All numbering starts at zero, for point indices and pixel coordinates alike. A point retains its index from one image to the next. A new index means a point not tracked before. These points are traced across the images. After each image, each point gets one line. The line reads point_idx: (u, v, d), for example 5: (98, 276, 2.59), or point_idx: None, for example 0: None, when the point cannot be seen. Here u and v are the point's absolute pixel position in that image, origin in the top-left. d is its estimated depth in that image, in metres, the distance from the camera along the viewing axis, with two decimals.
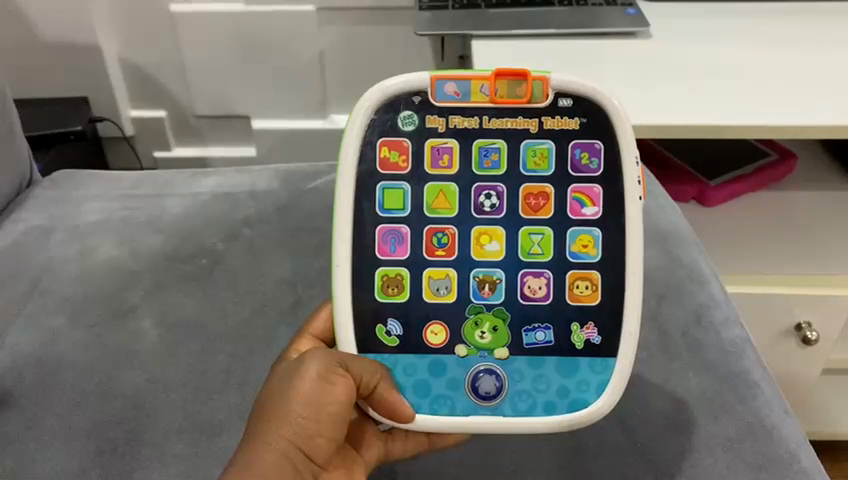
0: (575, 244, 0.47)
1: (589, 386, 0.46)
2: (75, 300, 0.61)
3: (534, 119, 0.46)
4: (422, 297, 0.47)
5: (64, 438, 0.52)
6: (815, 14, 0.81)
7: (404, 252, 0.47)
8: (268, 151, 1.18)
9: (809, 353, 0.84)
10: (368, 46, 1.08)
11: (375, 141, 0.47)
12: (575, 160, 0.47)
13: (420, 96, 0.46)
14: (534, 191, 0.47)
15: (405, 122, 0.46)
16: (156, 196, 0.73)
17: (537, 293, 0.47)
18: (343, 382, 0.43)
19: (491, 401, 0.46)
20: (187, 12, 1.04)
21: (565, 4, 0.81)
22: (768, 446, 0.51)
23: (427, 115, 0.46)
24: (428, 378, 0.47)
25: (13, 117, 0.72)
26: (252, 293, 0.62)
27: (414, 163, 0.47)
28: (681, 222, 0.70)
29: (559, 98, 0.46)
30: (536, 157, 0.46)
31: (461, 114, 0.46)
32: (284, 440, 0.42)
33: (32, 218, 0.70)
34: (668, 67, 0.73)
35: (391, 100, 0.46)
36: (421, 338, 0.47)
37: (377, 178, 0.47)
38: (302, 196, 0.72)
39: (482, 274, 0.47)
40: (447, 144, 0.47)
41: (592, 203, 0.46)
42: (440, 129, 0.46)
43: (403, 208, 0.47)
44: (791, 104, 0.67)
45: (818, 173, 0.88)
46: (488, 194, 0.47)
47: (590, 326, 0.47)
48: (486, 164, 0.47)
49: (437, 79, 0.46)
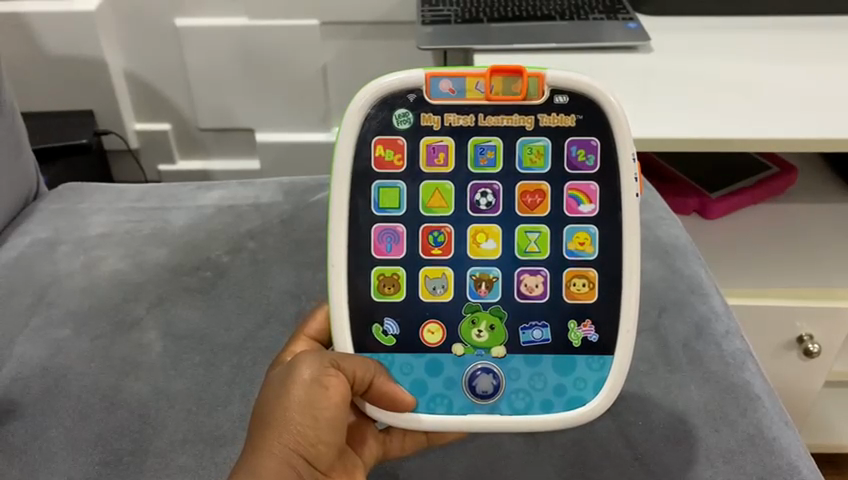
0: (571, 241, 0.47)
1: (585, 384, 0.47)
2: (81, 312, 0.62)
3: (529, 116, 0.46)
4: (418, 296, 0.48)
5: (70, 449, 0.52)
6: (811, 28, 0.82)
7: (400, 251, 0.48)
8: (272, 163, 1.19)
9: (811, 367, 0.84)
10: (371, 60, 1.09)
11: (371, 139, 0.47)
12: (571, 156, 0.47)
13: (415, 93, 0.46)
14: (530, 188, 0.47)
15: (400, 121, 0.46)
16: (160, 209, 0.73)
17: (533, 291, 0.48)
18: (337, 382, 0.44)
19: (487, 400, 0.47)
20: (192, 27, 1.05)
21: (565, 18, 0.82)
22: (769, 458, 0.52)
23: (422, 113, 0.46)
24: (424, 378, 0.47)
25: (20, 130, 0.73)
26: (257, 305, 0.63)
27: (409, 162, 0.47)
28: (683, 236, 0.71)
29: (555, 95, 0.46)
30: (532, 154, 0.46)
31: (456, 112, 0.46)
32: (287, 447, 0.42)
33: (39, 231, 0.71)
34: (667, 81, 0.73)
35: (390, 96, 0.46)
36: (418, 338, 0.48)
37: (373, 177, 0.47)
38: (305, 210, 0.72)
39: (478, 273, 0.47)
40: (442, 142, 0.47)
41: (588, 201, 0.47)
42: (434, 127, 0.46)
43: (398, 207, 0.47)
44: (791, 116, 0.68)
45: (817, 186, 0.89)
46: (484, 192, 0.47)
47: (587, 324, 0.48)
48: (482, 162, 0.47)
49: (432, 76, 0.45)
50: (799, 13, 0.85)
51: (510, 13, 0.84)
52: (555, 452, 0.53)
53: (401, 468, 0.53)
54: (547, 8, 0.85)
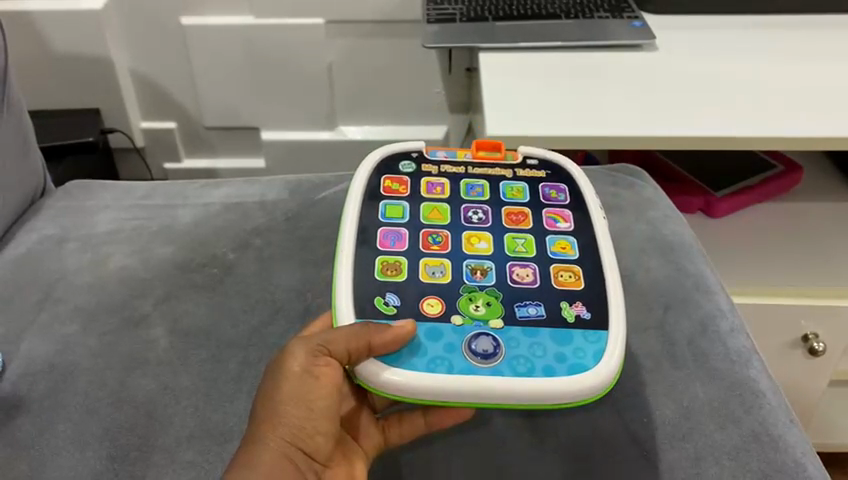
0: (554, 246, 0.54)
1: (585, 353, 0.46)
2: (89, 308, 0.62)
3: (508, 169, 0.61)
4: (419, 278, 0.50)
5: (77, 444, 0.52)
6: (816, 27, 0.82)
7: (402, 246, 0.53)
8: (277, 162, 1.19)
9: (816, 365, 0.84)
10: (376, 59, 1.10)
11: (381, 178, 0.59)
12: (545, 194, 0.59)
13: (416, 152, 0.62)
14: (514, 211, 0.57)
15: (406, 167, 0.60)
16: (167, 207, 0.74)
17: (525, 278, 0.51)
18: (326, 370, 0.45)
19: (488, 362, 0.45)
20: (198, 26, 1.06)
21: (571, 17, 0.82)
22: (775, 454, 0.51)
23: (423, 164, 0.61)
24: (424, 342, 0.46)
25: (26, 128, 0.74)
26: (263, 301, 0.63)
27: (411, 190, 0.58)
28: (688, 234, 0.70)
29: (527, 160, 0.62)
30: (513, 191, 0.59)
31: (449, 164, 0.61)
32: (282, 440, 0.43)
33: (46, 228, 0.71)
34: (669, 78, 0.74)
35: (400, 154, 0.62)
36: (418, 309, 0.48)
37: (381, 199, 0.57)
38: (311, 207, 0.73)
39: (474, 264, 0.52)
40: (439, 181, 0.59)
41: (564, 220, 0.56)
42: (433, 172, 0.60)
43: (401, 217, 0.55)
44: (796, 115, 0.68)
45: (821, 185, 0.89)
46: (475, 211, 0.56)
47: (578, 305, 0.50)
48: (472, 193, 0.58)
49: (430, 148, 0.62)
50: (804, 12, 0.84)
51: (515, 12, 0.84)
52: (558, 449, 0.53)
53: (405, 464, 0.52)
54: (552, 7, 0.85)
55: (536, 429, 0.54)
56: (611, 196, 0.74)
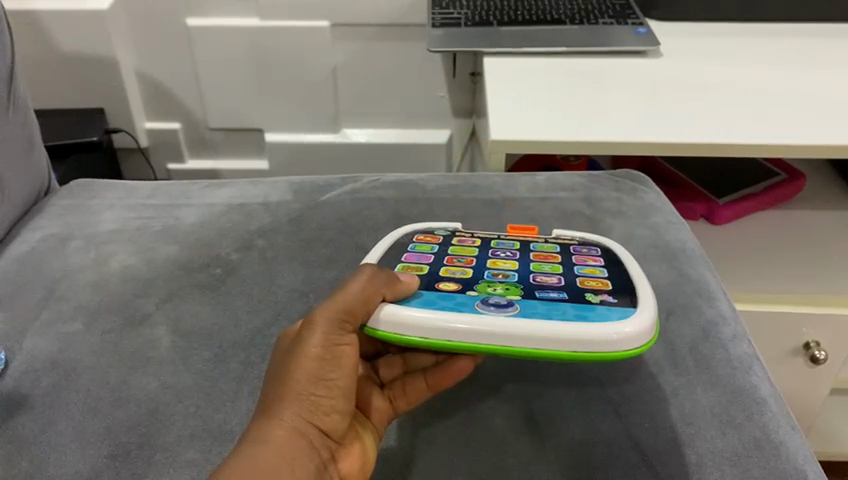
0: (584, 268, 0.57)
1: (608, 313, 0.48)
2: (92, 306, 0.62)
3: (540, 238, 0.64)
4: (439, 275, 0.55)
5: (78, 442, 0.52)
6: (818, 35, 0.83)
7: (426, 261, 0.58)
8: (281, 164, 1.20)
9: (817, 372, 0.84)
10: (380, 62, 1.10)
11: (416, 233, 0.65)
12: (577, 249, 0.61)
13: (453, 227, 0.67)
14: (542, 254, 0.60)
15: (440, 231, 0.65)
16: (171, 207, 0.74)
17: (548, 281, 0.54)
18: (348, 348, 0.46)
19: (502, 310, 0.48)
20: (204, 27, 1.06)
21: (575, 22, 0.83)
22: (775, 461, 0.51)
23: (456, 229, 0.66)
24: (438, 300, 0.50)
25: (31, 127, 0.74)
26: (266, 302, 0.63)
27: (442, 240, 0.63)
28: (691, 241, 0.70)
29: (561, 235, 0.65)
30: (543, 246, 0.62)
31: (482, 232, 0.65)
32: (298, 416, 0.44)
33: (50, 226, 0.71)
34: (673, 84, 0.74)
35: (435, 226, 0.66)
36: (434, 286, 0.53)
37: (410, 242, 0.62)
38: (315, 209, 0.73)
39: (496, 271, 0.56)
40: (471, 238, 0.63)
41: (593, 260, 0.59)
42: (464, 234, 0.64)
43: (430, 251, 0.60)
44: (799, 122, 0.68)
45: (822, 194, 0.89)
46: (503, 250, 0.60)
47: (603, 294, 0.52)
48: (501, 243, 0.62)
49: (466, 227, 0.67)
50: (806, 21, 0.85)
51: (520, 17, 0.84)
52: (560, 452, 0.52)
53: (406, 466, 0.52)
54: (556, 12, 0.85)
55: (537, 431, 0.54)
56: (613, 201, 0.74)
